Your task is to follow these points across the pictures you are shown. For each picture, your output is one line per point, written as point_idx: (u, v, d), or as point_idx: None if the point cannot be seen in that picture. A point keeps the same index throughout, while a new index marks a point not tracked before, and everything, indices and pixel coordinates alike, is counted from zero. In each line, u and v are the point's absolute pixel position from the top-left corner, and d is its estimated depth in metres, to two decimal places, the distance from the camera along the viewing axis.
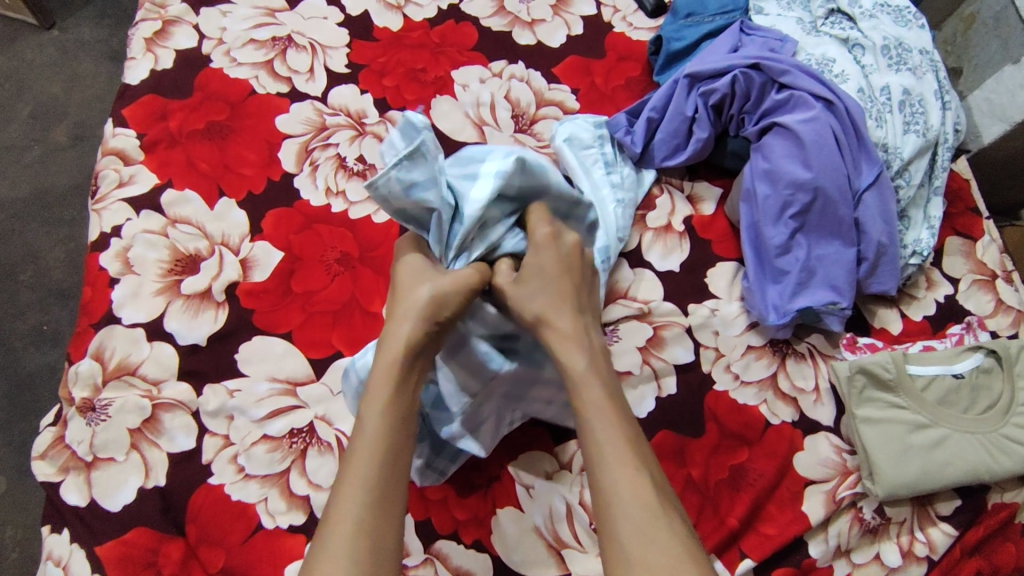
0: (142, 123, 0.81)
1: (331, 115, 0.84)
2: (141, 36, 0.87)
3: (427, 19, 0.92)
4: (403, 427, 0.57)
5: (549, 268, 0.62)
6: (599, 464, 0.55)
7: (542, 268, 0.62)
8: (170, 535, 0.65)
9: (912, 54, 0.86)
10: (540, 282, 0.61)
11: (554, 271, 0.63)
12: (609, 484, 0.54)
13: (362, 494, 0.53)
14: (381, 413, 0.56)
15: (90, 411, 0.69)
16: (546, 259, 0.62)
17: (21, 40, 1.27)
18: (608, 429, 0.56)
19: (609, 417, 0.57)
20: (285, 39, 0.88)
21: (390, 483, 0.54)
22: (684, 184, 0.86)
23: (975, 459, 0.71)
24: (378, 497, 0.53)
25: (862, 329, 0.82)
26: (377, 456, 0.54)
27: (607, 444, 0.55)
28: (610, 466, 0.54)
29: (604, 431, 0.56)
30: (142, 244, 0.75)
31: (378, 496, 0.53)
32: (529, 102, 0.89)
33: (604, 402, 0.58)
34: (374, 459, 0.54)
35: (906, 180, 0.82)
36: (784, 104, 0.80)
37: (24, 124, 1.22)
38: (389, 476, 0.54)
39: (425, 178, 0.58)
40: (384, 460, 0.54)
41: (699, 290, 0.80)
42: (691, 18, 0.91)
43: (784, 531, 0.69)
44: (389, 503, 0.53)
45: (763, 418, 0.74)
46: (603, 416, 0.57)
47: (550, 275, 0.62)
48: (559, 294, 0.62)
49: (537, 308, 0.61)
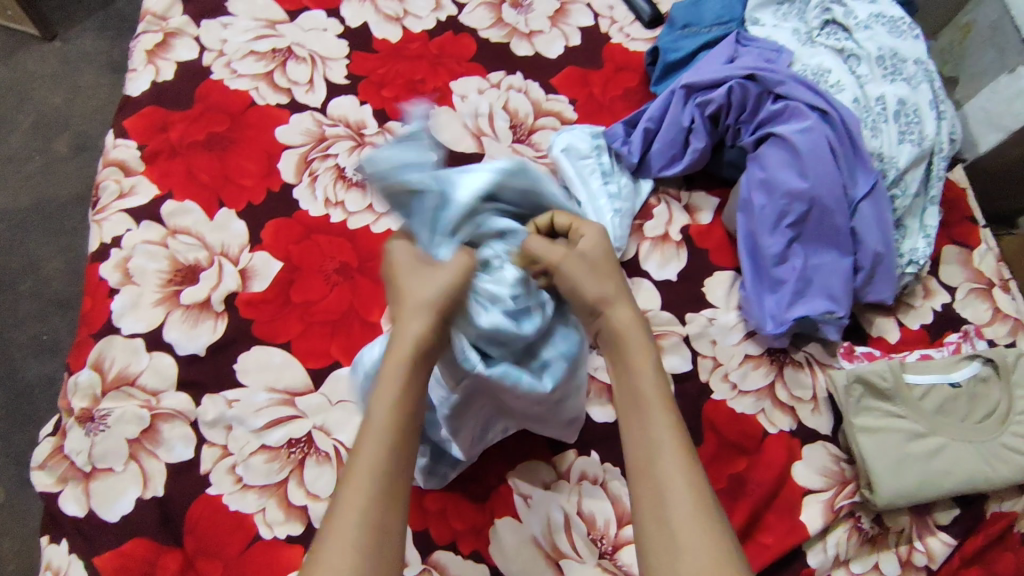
0: (143, 134, 0.82)
1: (330, 125, 0.85)
2: (142, 48, 0.87)
3: (426, 31, 0.93)
4: (410, 423, 0.49)
5: (599, 248, 0.57)
6: (654, 465, 0.49)
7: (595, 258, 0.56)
8: (168, 546, 0.65)
9: (907, 64, 0.87)
10: (590, 266, 0.56)
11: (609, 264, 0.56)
12: (663, 473, 0.48)
13: (366, 489, 0.45)
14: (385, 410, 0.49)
15: (88, 421, 0.69)
16: (597, 248, 0.57)
17: (24, 52, 1.28)
18: (666, 428, 0.50)
19: (668, 413, 0.51)
20: (285, 51, 0.88)
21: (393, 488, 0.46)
22: (681, 194, 0.87)
23: (973, 468, 0.71)
24: (381, 501, 0.46)
25: (859, 338, 0.82)
26: (379, 453, 0.47)
27: (664, 444, 0.49)
28: (668, 468, 0.48)
29: (661, 430, 0.50)
30: (142, 254, 0.76)
31: (382, 499, 0.46)
32: (527, 113, 0.89)
33: (660, 398, 0.51)
34: (376, 462, 0.47)
35: (902, 190, 0.82)
36: (780, 115, 0.81)
37: (25, 134, 1.22)
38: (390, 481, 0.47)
39: (414, 158, 0.53)
40: (387, 461, 0.47)
41: (696, 299, 0.80)
42: (688, 29, 0.92)
43: (782, 541, 0.69)
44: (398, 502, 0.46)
45: (761, 427, 0.74)
46: (660, 412, 0.51)
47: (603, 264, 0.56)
48: (609, 280, 0.56)
49: (590, 295, 0.55)
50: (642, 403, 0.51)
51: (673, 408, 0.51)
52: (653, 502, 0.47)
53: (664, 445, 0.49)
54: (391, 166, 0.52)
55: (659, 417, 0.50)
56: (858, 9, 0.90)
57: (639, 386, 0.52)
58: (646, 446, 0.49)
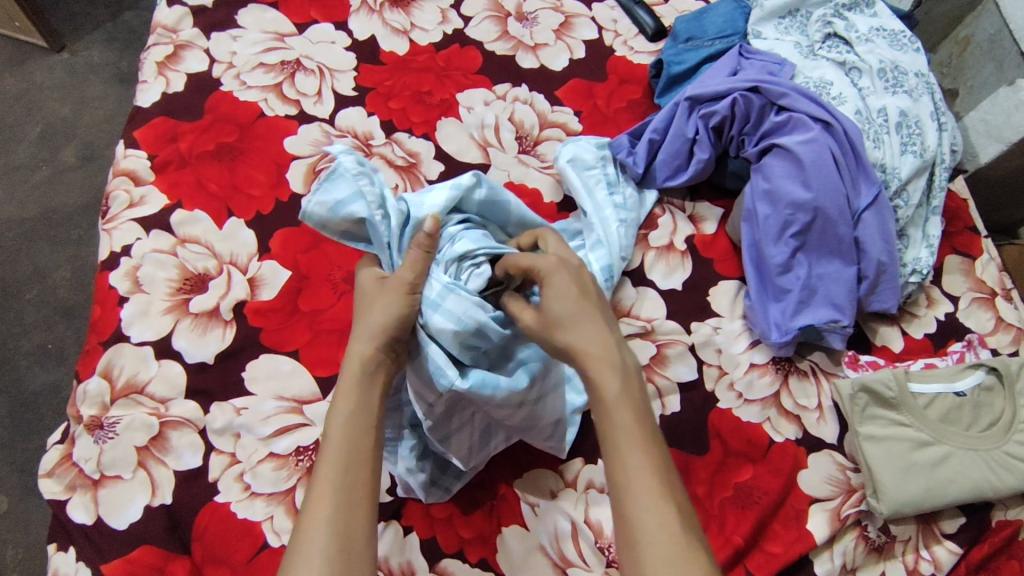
0: (154, 144, 0.83)
1: (339, 136, 0.86)
2: (152, 60, 0.88)
3: (433, 44, 0.94)
4: (370, 437, 0.54)
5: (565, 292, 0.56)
6: (625, 502, 0.50)
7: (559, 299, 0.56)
8: (176, 554, 0.65)
9: (908, 77, 0.88)
10: (562, 312, 0.55)
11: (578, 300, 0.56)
12: (632, 510, 0.49)
13: (331, 502, 0.50)
14: (345, 432, 0.53)
15: (97, 429, 0.69)
16: (563, 291, 0.56)
17: (32, 62, 1.29)
18: (636, 464, 0.51)
19: (635, 450, 0.51)
20: (294, 63, 0.90)
21: (361, 495, 0.51)
22: (686, 204, 0.88)
23: (977, 476, 0.71)
24: (349, 503, 0.50)
25: (864, 346, 0.82)
26: (343, 467, 0.51)
27: (633, 480, 0.50)
28: (642, 508, 0.49)
29: (631, 467, 0.51)
30: (152, 263, 0.76)
31: (347, 502, 0.50)
32: (532, 124, 0.90)
33: (629, 438, 0.52)
34: (342, 470, 0.51)
35: (905, 200, 0.83)
36: (783, 126, 0.82)
37: (33, 144, 1.23)
38: (355, 490, 0.51)
39: (348, 194, 0.60)
40: (351, 467, 0.52)
41: (701, 308, 0.81)
42: (691, 42, 0.94)
43: (789, 549, 0.69)
44: (359, 506, 0.51)
45: (766, 436, 0.74)
46: (630, 450, 0.51)
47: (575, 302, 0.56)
48: (580, 318, 0.55)
49: (565, 343, 0.55)
50: (609, 442, 0.52)
51: (645, 440, 0.52)
52: (627, 533, 0.49)
53: (634, 484, 0.50)
54: (321, 211, 0.61)
55: (628, 451, 0.51)
56: (858, 23, 0.92)
57: (614, 424, 0.52)
58: (618, 481, 0.51)
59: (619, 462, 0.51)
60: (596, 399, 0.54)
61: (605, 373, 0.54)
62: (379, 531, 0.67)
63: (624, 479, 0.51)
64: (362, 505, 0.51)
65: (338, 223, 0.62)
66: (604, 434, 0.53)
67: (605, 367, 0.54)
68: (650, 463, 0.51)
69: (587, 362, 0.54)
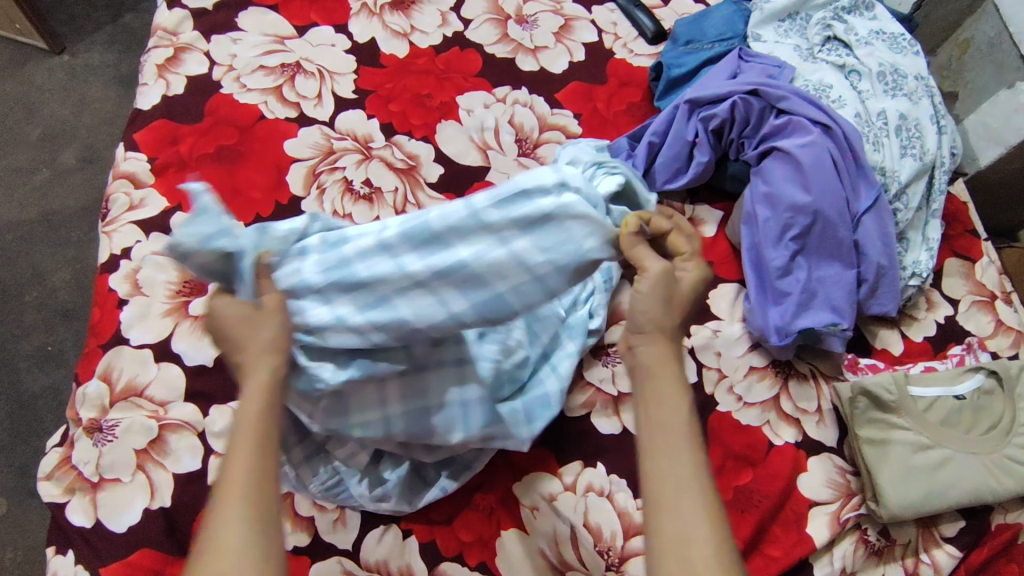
0: (153, 147, 0.83)
1: (338, 139, 0.86)
2: (153, 63, 0.89)
3: (433, 46, 0.94)
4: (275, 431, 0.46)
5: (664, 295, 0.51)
6: (677, 497, 0.43)
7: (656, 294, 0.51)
8: (175, 557, 0.65)
9: (908, 79, 0.88)
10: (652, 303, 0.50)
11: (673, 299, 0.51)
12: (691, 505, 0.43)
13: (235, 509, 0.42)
14: (258, 413, 0.46)
15: (96, 432, 0.69)
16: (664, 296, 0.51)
17: (32, 64, 1.30)
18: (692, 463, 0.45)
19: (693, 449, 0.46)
20: (294, 66, 0.90)
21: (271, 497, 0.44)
22: (686, 207, 0.88)
23: (977, 480, 0.71)
24: (269, 491, 0.44)
25: (864, 350, 0.82)
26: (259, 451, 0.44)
27: (690, 476, 0.44)
28: (697, 504, 0.43)
29: (689, 464, 0.45)
30: (151, 266, 0.76)
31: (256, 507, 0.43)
32: (532, 127, 0.90)
33: (689, 437, 0.46)
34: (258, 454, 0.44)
35: (905, 204, 0.83)
36: (783, 129, 0.82)
37: (33, 146, 1.24)
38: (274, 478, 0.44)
39: (214, 228, 0.50)
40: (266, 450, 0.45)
41: (701, 311, 0.81)
42: (690, 45, 0.94)
43: (789, 553, 0.69)
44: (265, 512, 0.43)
45: (766, 439, 0.74)
46: (689, 448, 0.45)
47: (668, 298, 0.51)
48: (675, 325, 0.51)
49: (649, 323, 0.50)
50: (665, 435, 0.46)
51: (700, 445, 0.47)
52: (672, 529, 0.43)
53: (688, 482, 0.44)
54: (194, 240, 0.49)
55: (688, 448, 0.46)
56: (858, 26, 0.92)
57: (673, 416, 0.47)
58: (674, 471, 0.44)
59: (678, 453, 0.45)
60: (655, 390, 0.48)
61: (671, 372, 0.49)
62: (379, 534, 0.67)
63: (678, 474, 0.44)
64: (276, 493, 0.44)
65: (206, 259, 0.50)
66: (661, 421, 0.46)
67: (674, 370, 0.49)
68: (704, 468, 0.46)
69: (656, 357, 0.49)
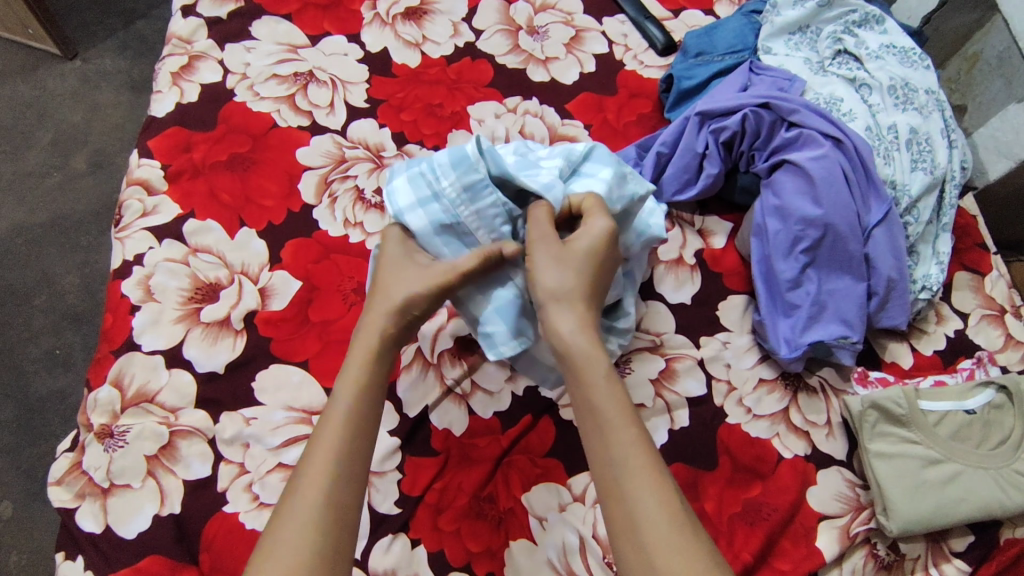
0: (167, 154, 0.83)
1: (350, 148, 0.86)
2: (167, 70, 0.89)
3: (444, 57, 0.95)
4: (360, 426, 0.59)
5: (568, 254, 0.63)
6: (611, 464, 0.55)
7: (559, 257, 0.63)
8: (184, 564, 0.65)
9: (918, 93, 0.88)
10: (552, 268, 0.63)
11: (568, 255, 0.63)
12: (622, 473, 0.54)
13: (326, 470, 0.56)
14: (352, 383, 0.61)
15: (107, 437, 0.69)
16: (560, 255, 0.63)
17: (44, 70, 1.31)
18: (621, 435, 0.55)
19: (621, 419, 0.56)
20: (307, 75, 0.90)
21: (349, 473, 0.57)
22: (695, 219, 0.88)
23: (989, 495, 0.70)
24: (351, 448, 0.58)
25: (873, 362, 0.82)
26: (341, 435, 0.58)
27: (618, 449, 0.55)
28: (629, 469, 0.54)
29: (618, 438, 0.55)
30: (164, 272, 0.77)
31: (339, 478, 0.56)
32: (543, 137, 0.91)
33: (617, 412, 0.57)
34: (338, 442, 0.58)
35: (915, 217, 0.83)
36: (793, 142, 0.82)
37: (45, 150, 1.25)
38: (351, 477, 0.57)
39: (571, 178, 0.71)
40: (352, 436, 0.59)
41: (710, 322, 0.81)
42: (700, 57, 0.94)
43: (798, 567, 0.69)
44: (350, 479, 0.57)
45: (776, 452, 0.74)
46: (619, 425, 0.56)
47: (562, 256, 0.63)
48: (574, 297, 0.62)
49: (551, 293, 0.62)
50: (595, 414, 0.57)
51: (624, 407, 0.58)
52: (612, 487, 0.54)
53: (624, 454, 0.55)
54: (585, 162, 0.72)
55: (616, 424, 0.56)
56: (869, 40, 0.92)
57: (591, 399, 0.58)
58: (606, 452, 0.55)
59: (604, 431, 0.56)
60: (581, 368, 0.59)
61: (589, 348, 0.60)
62: (387, 543, 0.67)
63: (610, 449, 0.55)
64: (351, 485, 0.57)
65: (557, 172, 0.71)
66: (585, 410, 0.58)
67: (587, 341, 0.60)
68: (632, 431, 0.56)
69: (567, 335, 0.60)
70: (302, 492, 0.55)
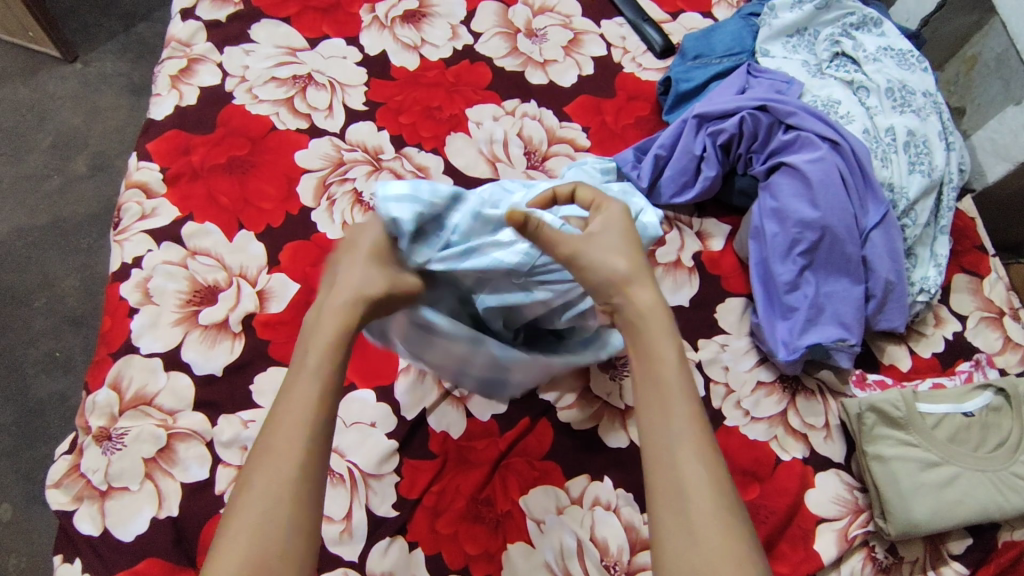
0: (166, 157, 0.84)
1: (349, 150, 0.86)
2: (166, 73, 0.89)
3: (443, 59, 0.95)
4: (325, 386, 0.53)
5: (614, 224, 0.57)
6: (670, 448, 0.50)
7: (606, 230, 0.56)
8: (182, 566, 0.65)
9: (915, 96, 0.88)
10: (606, 239, 0.56)
11: (614, 240, 0.55)
12: (680, 457, 0.49)
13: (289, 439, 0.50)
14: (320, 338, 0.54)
15: (105, 440, 0.69)
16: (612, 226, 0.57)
17: (45, 73, 1.31)
18: (680, 413, 0.51)
19: (684, 398, 0.51)
20: (306, 78, 0.91)
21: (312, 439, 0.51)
22: (693, 221, 0.88)
23: (986, 497, 0.70)
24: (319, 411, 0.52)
25: (872, 365, 0.82)
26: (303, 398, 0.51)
27: (676, 430, 0.50)
28: (685, 452, 0.50)
29: (678, 418, 0.50)
30: (162, 275, 0.77)
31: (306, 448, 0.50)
32: (541, 139, 0.91)
33: (678, 389, 0.51)
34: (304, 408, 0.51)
35: (913, 220, 0.83)
36: (791, 145, 0.82)
37: (45, 153, 1.25)
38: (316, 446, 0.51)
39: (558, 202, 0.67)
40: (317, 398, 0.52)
41: (708, 325, 0.81)
42: (698, 60, 0.95)
43: (796, 570, 0.69)
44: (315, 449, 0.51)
45: (774, 454, 0.74)
46: (678, 401, 0.51)
47: (617, 241, 0.55)
48: (640, 269, 0.55)
49: (620, 269, 0.54)
50: (655, 392, 0.52)
51: (687, 387, 0.52)
52: (669, 472, 0.49)
53: (680, 438, 0.50)
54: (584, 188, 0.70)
55: (677, 401, 0.51)
56: (866, 42, 0.92)
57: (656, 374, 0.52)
58: (665, 432, 0.50)
59: (666, 410, 0.51)
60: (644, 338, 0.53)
61: (658, 321, 0.53)
62: (385, 546, 0.67)
63: (667, 434, 0.50)
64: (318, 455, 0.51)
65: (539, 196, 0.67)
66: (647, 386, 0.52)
67: (655, 316, 0.53)
68: (694, 413, 0.51)
69: (640, 308, 0.54)
70: (263, 464, 0.49)
